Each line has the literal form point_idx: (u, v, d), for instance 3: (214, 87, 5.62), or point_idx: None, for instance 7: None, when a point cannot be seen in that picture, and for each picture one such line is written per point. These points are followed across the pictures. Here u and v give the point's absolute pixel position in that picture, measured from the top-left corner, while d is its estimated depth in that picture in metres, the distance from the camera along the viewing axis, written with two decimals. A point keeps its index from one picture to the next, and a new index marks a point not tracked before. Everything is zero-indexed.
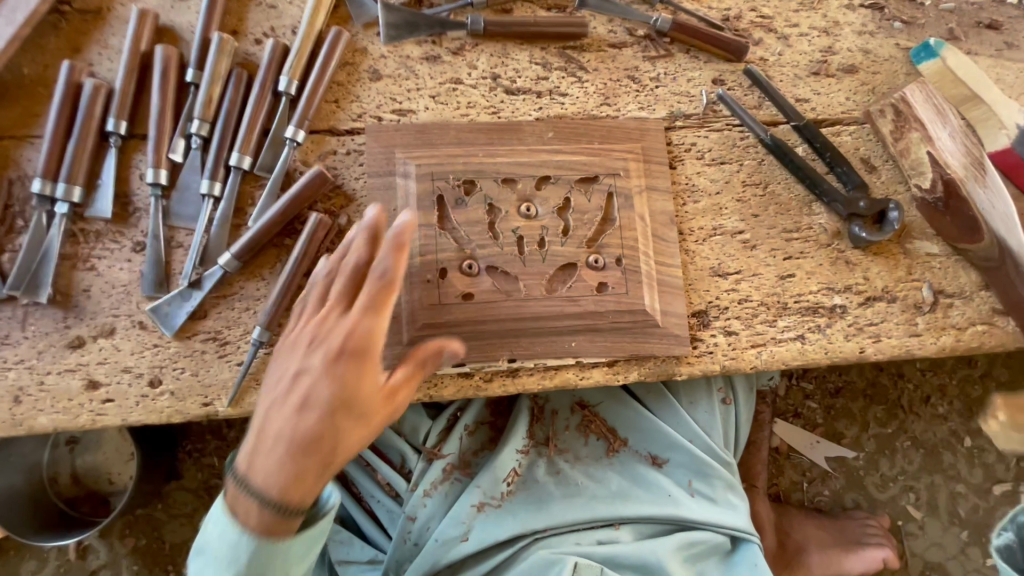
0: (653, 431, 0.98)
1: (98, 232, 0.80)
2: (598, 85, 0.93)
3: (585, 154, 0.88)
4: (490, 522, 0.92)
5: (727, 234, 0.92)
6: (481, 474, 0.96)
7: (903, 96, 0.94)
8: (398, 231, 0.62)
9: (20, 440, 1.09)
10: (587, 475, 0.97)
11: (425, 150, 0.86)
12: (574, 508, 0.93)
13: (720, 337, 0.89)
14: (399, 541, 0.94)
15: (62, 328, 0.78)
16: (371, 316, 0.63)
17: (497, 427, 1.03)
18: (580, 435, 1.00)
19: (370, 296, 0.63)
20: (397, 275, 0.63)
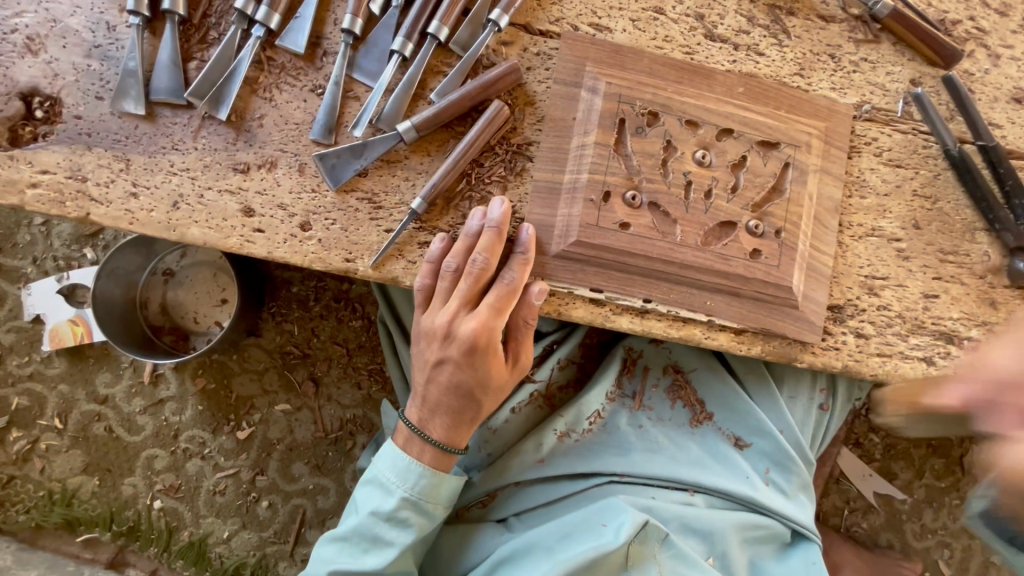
0: (745, 414, 0.96)
1: (283, 65, 0.80)
2: (797, 55, 0.90)
3: (770, 118, 0.86)
4: (567, 454, 0.93)
5: (885, 239, 0.89)
6: (565, 406, 0.96)
7: None
8: (526, 245, 0.78)
9: (126, 255, 1.11)
10: (668, 436, 0.96)
11: (616, 71, 0.83)
12: (651, 462, 0.92)
13: (850, 336, 0.87)
14: (474, 449, 0.97)
15: (231, 149, 0.79)
16: (500, 317, 0.78)
17: (585, 369, 1.02)
18: (666, 400, 0.99)
19: (496, 300, 0.77)
20: (521, 276, 0.78)
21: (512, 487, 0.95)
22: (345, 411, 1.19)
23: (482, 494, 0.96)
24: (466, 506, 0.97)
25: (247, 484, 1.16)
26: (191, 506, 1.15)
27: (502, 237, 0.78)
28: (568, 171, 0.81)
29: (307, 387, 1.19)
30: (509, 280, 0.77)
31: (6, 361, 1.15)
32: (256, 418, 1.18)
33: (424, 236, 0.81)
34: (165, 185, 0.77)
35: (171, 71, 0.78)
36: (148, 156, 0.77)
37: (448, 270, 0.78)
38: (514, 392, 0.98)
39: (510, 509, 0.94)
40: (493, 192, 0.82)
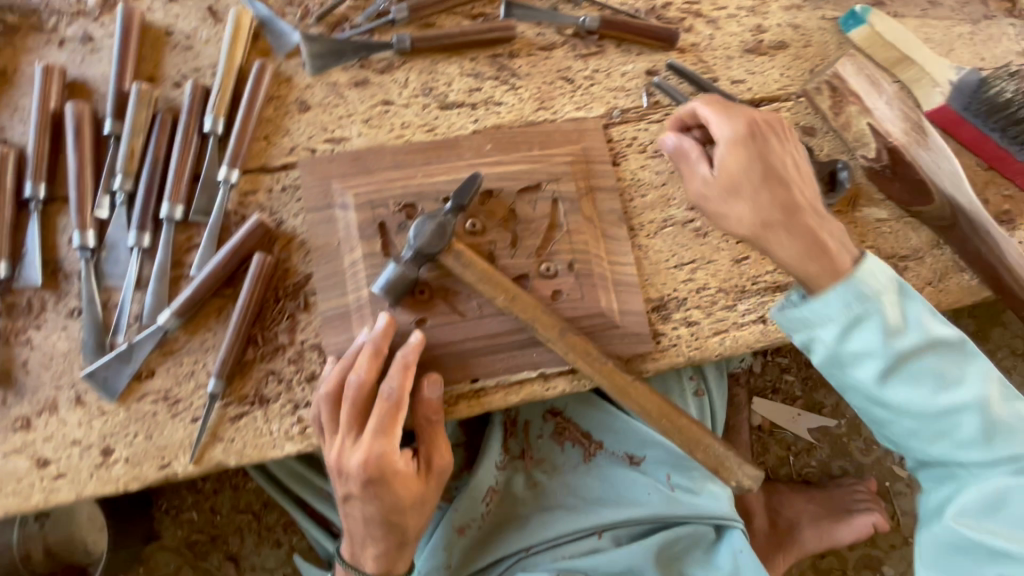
0: (626, 433, 0.98)
1: (29, 301, 0.78)
2: (533, 90, 0.93)
3: (526, 162, 0.87)
4: (474, 545, 0.95)
5: (678, 225, 0.91)
6: (458, 498, 0.95)
7: (836, 72, 0.94)
8: (408, 353, 0.75)
9: None
10: (563, 486, 0.98)
11: (362, 178, 0.84)
12: (551, 522, 0.94)
13: (681, 328, 0.88)
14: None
15: (3, 408, 0.75)
16: (389, 434, 0.74)
17: (472, 447, 1.03)
18: (554, 444, 1.02)
19: (380, 421, 0.73)
20: (404, 387, 0.74)
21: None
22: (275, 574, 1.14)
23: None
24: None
25: None
26: None
27: (382, 352, 0.75)
28: (351, 291, 0.80)
29: (227, 568, 1.14)
30: (390, 395, 0.73)
31: None
32: None
33: (235, 408, 0.78)
34: None
35: None
36: None
37: (326, 398, 0.75)
38: None
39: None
40: (286, 339, 0.80)
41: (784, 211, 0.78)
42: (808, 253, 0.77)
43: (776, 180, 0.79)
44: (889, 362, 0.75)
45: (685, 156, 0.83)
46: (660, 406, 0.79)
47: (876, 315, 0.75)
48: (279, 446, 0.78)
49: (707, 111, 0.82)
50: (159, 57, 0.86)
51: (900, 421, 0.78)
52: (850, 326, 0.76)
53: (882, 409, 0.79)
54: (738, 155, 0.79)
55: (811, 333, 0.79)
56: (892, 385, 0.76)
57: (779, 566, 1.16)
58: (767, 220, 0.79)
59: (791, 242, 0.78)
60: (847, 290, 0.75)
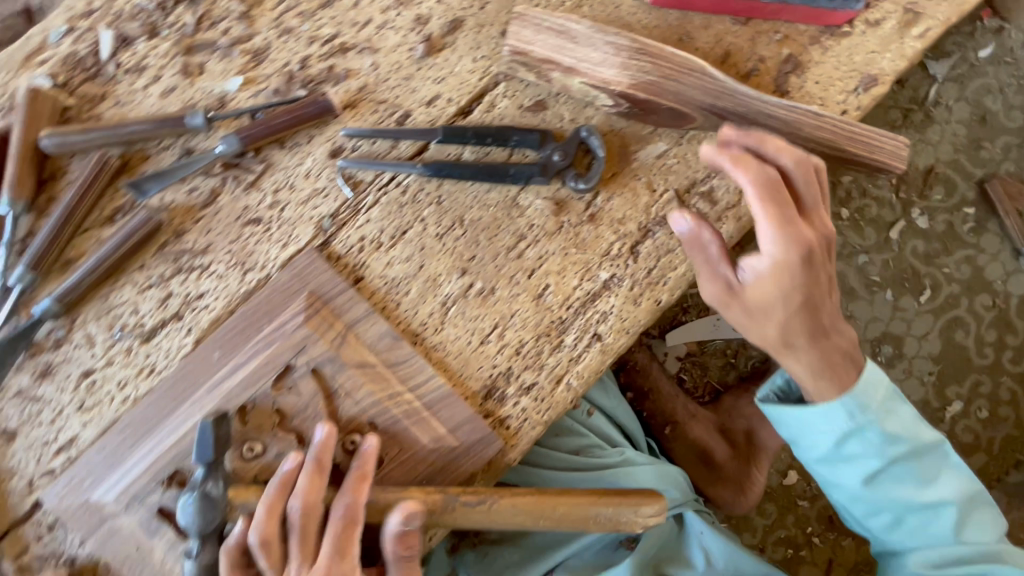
0: None
1: None
2: (226, 257, 0.78)
3: (263, 348, 0.75)
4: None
5: (461, 299, 0.80)
6: None
7: (513, 48, 0.77)
8: (360, 464, 0.71)
9: None
10: (510, 545, 0.99)
11: (115, 472, 0.74)
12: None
13: (523, 400, 0.80)
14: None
15: None
16: (342, 562, 0.69)
17: None
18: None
19: (335, 541, 0.69)
20: (356, 506, 0.70)
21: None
22: None
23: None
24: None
25: None
26: None
27: (327, 466, 0.71)
28: None
29: None
30: (342, 517, 0.69)
31: None
32: None
33: None
34: None
35: None
36: None
37: (266, 539, 0.68)
38: None
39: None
40: None
41: (808, 329, 0.75)
42: (822, 368, 0.76)
43: (813, 309, 0.74)
44: (875, 467, 0.78)
45: (702, 241, 0.75)
46: (536, 502, 0.74)
47: (873, 423, 0.76)
48: None
49: (755, 198, 0.69)
50: None
51: (855, 446, 0.77)
52: (846, 437, 0.77)
53: (840, 449, 0.78)
54: (776, 284, 0.71)
55: (793, 414, 0.78)
56: (854, 436, 0.77)
57: (759, 479, 1.13)
58: (792, 343, 0.75)
59: (803, 335, 0.75)
60: (846, 402, 0.75)
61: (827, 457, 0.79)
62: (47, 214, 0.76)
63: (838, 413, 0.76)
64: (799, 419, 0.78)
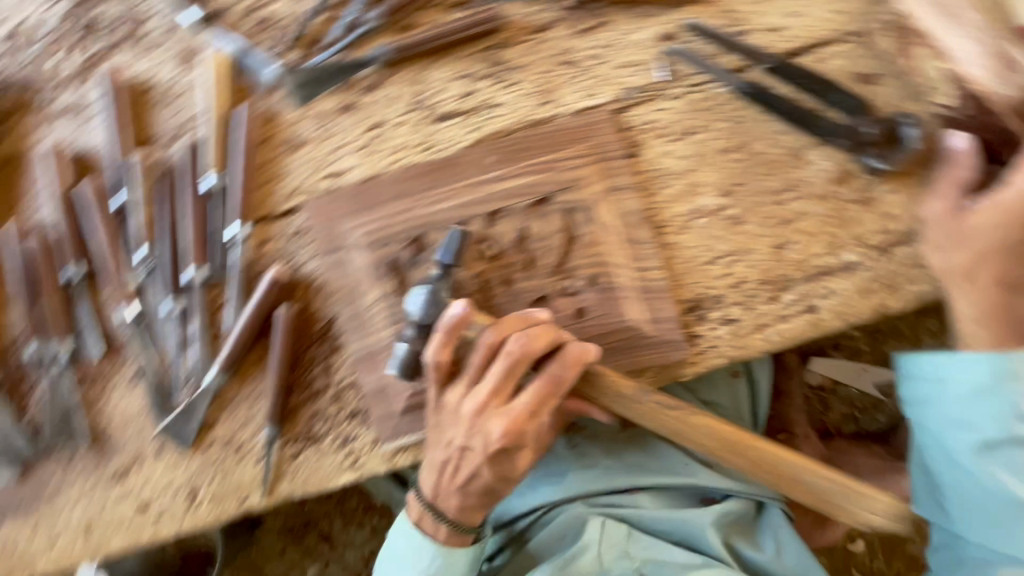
0: None
1: (95, 373, 0.85)
2: (534, 81, 0.82)
3: (534, 172, 0.80)
4: (518, 490, 1.01)
5: (711, 215, 0.83)
6: None
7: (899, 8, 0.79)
8: (582, 351, 0.75)
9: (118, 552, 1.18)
10: (605, 449, 1.00)
11: (367, 214, 0.81)
12: (593, 478, 0.97)
13: (721, 328, 0.84)
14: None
15: (102, 464, 0.86)
16: (529, 419, 0.77)
17: None
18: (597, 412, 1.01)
19: (533, 400, 0.77)
20: (566, 383, 0.75)
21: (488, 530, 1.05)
22: (364, 548, 1.31)
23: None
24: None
25: None
26: None
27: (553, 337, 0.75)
28: (375, 332, 0.82)
29: (323, 546, 1.31)
30: (550, 386, 0.75)
31: None
32: None
33: (291, 447, 0.85)
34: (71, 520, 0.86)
35: (16, 432, 0.85)
36: (45, 507, 0.86)
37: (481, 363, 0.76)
38: None
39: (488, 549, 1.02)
40: (322, 382, 0.84)
41: (1006, 268, 0.76)
42: (994, 312, 0.77)
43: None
44: (993, 435, 0.78)
45: (952, 164, 0.77)
46: (735, 440, 0.76)
47: (1012, 396, 0.77)
48: (336, 475, 0.85)
49: None
50: (146, 114, 0.85)
51: (979, 408, 0.79)
52: (974, 396, 0.79)
53: (960, 409, 0.80)
54: (1003, 211, 0.74)
55: (932, 362, 0.82)
56: (983, 397, 0.78)
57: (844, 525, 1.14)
58: (983, 273, 0.77)
59: (994, 276, 0.76)
60: (994, 359, 0.77)
61: (943, 414, 0.82)
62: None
63: (980, 367, 0.78)
64: (933, 372, 0.82)
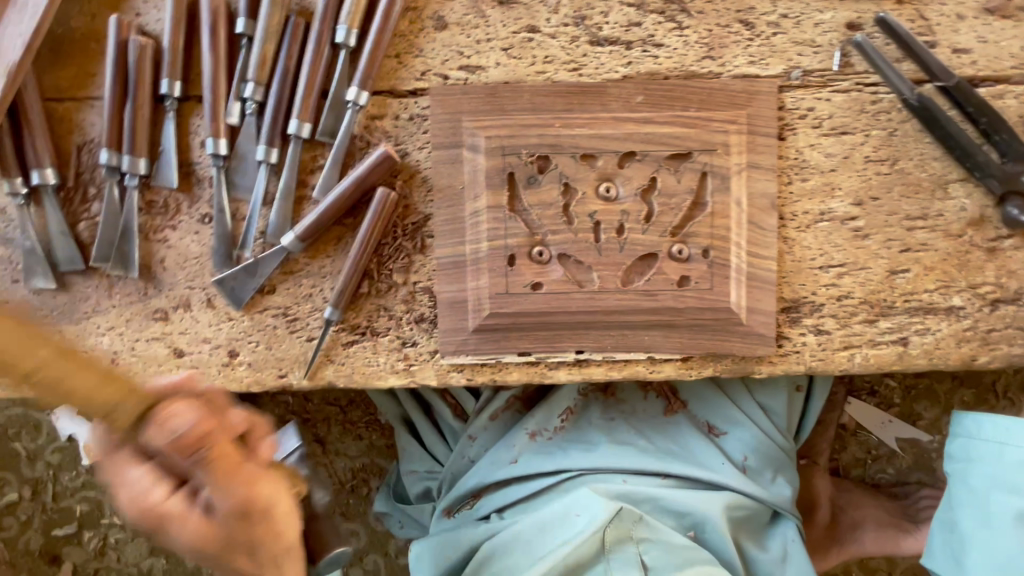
0: (717, 404, 0.93)
1: (165, 201, 0.79)
2: (703, 33, 0.78)
3: (680, 124, 0.76)
4: (540, 452, 0.91)
5: (837, 220, 0.80)
6: (537, 408, 0.95)
7: None
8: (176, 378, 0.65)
9: None
10: (639, 430, 0.92)
11: (496, 117, 0.76)
12: (623, 455, 0.88)
13: (810, 336, 0.81)
14: (458, 456, 0.99)
15: (144, 298, 0.81)
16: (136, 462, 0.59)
17: (530, 400, 0.99)
18: (638, 391, 0.95)
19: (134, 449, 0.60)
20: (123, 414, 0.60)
21: (493, 486, 0.93)
22: (355, 461, 1.28)
23: (466, 495, 0.95)
24: (453, 508, 0.97)
25: None
26: None
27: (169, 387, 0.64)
28: (469, 241, 0.77)
29: (315, 448, 1.28)
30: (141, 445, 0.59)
31: (58, 478, 1.28)
32: None
33: (346, 335, 0.81)
34: (98, 346, 0.81)
35: (65, 239, 0.79)
36: (75, 325, 0.81)
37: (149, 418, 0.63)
38: (490, 399, 0.99)
39: (492, 505, 0.91)
40: (400, 278, 0.80)
41: None
42: None
43: None
44: None
45: None
46: None
47: None
48: (384, 376, 0.82)
49: None
50: None
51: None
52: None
53: (1008, 474, 0.81)
54: None
55: (993, 425, 0.84)
56: None
57: (832, 558, 1.17)
58: None
59: None
60: None
61: (988, 475, 0.83)
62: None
63: None
64: (990, 435, 0.84)
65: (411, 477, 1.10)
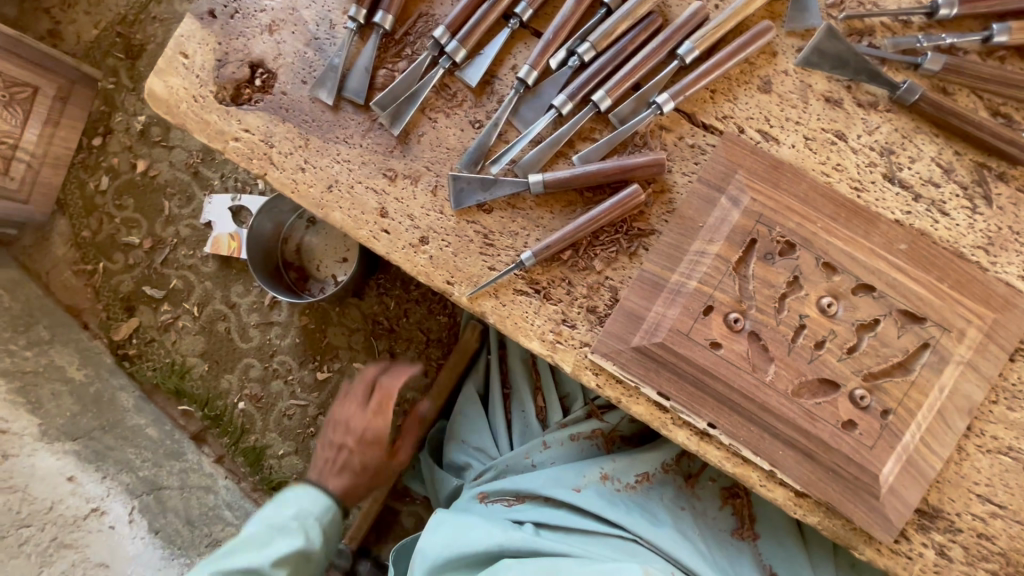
0: (794, 559, 0.89)
1: (456, 93, 0.87)
2: (991, 226, 0.79)
3: (929, 290, 0.76)
4: (604, 495, 0.90)
5: (1020, 463, 0.77)
6: (621, 453, 0.95)
7: None
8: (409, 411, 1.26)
9: (262, 223, 1.25)
10: (703, 533, 0.90)
11: (769, 187, 0.79)
12: (681, 548, 0.85)
13: (930, 551, 0.77)
14: (522, 452, 1.01)
15: (387, 154, 0.88)
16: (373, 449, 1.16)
17: (613, 442, 0.99)
18: (717, 497, 0.94)
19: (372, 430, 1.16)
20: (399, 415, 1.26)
21: (540, 499, 0.93)
22: (408, 391, 1.31)
23: (510, 492, 0.96)
24: (491, 495, 0.98)
25: (310, 418, 1.32)
26: (264, 418, 1.33)
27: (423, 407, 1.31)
28: (678, 273, 0.80)
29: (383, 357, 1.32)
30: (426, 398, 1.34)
31: (177, 249, 1.38)
32: (335, 367, 1.34)
33: (522, 284, 0.85)
34: (327, 168, 0.88)
35: (364, 74, 0.88)
36: (323, 141, 0.89)
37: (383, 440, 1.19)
38: (579, 420, 1.00)
39: (531, 515, 0.90)
40: (597, 266, 0.83)
41: None
42: None
43: None
44: None
45: None
46: None
47: None
48: (530, 337, 0.84)
49: None
50: None
51: None
52: None
53: None
54: None
55: None
56: None
57: None
58: None
59: None
60: None
61: None
62: (984, 60, 0.81)
63: None
64: None
65: (461, 441, 1.12)
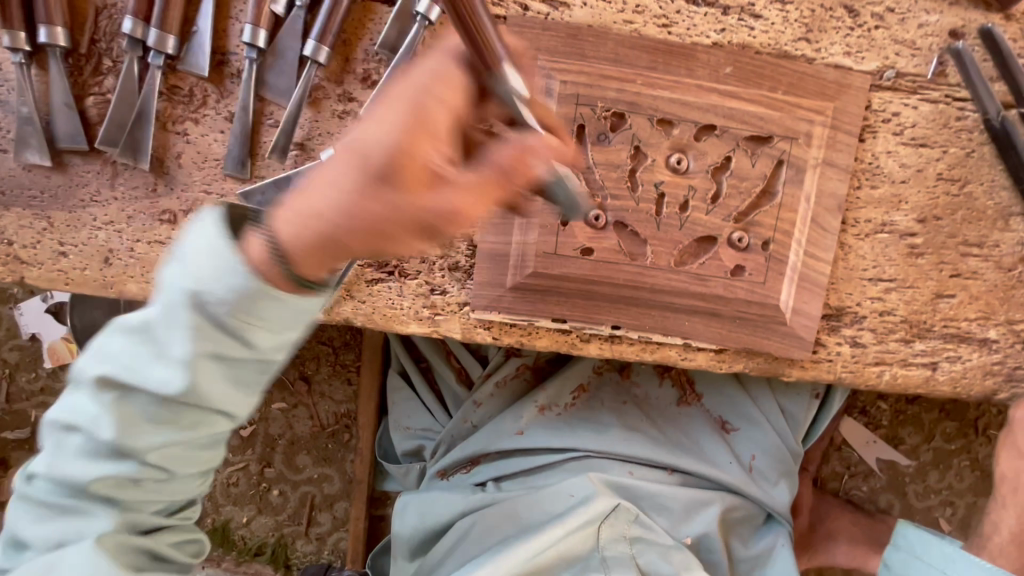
0: (735, 401, 0.92)
1: (192, 91, 0.71)
2: (805, 11, 0.73)
3: (765, 105, 0.72)
4: (547, 427, 0.89)
5: (896, 234, 0.78)
6: (550, 379, 0.92)
7: None
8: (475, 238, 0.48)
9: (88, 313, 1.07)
10: (650, 418, 0.90)
11: (575, 62, 0.70)
12: (632, 443, 0.86)
13: (845, 347, 0.79)
14: (459, 419, 0.96)
15: (152, 195, 0.72)
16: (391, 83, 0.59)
17: (541, 372, 0.95)
18: (655, 377, 0.93)
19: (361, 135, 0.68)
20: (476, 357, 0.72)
21: (493, 454, 0.91)
22: (339, 405, 1.24)
23: (464, 460, 0.92)
24: (447, 471, 0.94)
25: (257, 475, 1.24)
26: (210, 497, 1.24)
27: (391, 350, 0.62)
28: None
29: (300, 386, 1.23)
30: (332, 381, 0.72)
31: (14, 379, 1.18)
32: (256, 417, 1.23)
33: (372, 273, 0.75)
34: (91, 241, 0.72)
35: (68, 113, 0.69)
36: (68, 212, 0.72)
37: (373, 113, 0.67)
38: (501, 364, 0.96)
39: (489, 472, 0.89)
40: None
41: None
42: None
43: None
44: None
45: None
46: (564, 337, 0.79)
47: None
48: (406, 321, 0.76)
49: None
50: None
51: None
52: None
53: None
54: None
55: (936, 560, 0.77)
56: None
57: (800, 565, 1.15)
58: None
59: None
60: None
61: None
62: None
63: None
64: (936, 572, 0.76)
65: (404, 433, 1.07)
